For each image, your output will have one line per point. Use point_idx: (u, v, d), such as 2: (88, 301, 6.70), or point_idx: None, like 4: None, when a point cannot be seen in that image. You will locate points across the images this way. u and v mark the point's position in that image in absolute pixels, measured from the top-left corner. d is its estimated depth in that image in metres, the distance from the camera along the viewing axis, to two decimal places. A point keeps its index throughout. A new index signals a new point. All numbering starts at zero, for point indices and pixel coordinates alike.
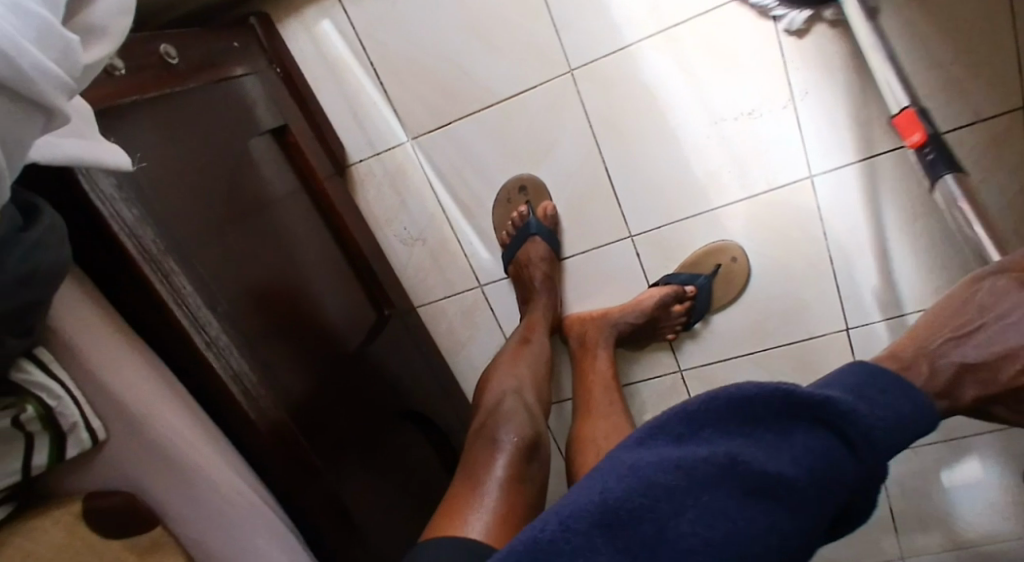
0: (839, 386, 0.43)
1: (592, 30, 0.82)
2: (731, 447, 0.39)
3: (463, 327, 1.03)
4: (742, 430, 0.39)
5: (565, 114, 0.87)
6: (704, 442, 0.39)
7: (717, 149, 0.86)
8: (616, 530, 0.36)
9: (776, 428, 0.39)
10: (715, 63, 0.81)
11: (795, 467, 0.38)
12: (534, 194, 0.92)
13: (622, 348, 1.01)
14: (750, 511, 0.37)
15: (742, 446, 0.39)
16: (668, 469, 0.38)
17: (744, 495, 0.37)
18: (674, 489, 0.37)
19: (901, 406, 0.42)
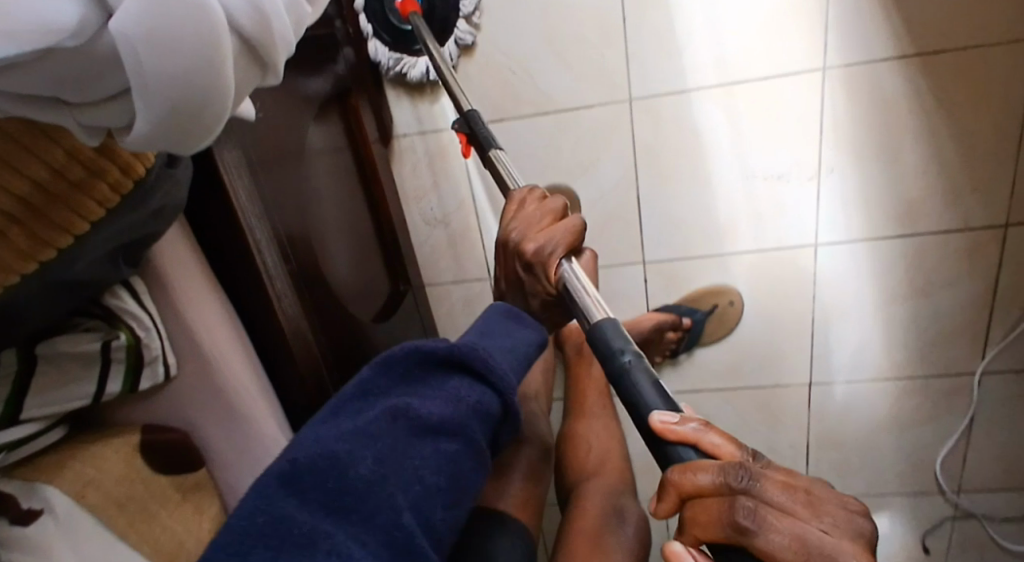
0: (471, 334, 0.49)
1: (660, 69, 0.86)
2: (388, 401, 0.42)
3: (464, 313, 1.07)
4: (408, 386, 0.44)
5: (614, 138, 0.91)
6: (327, 420, 0.41)
7: (742, 203, 0.93)
8: (347, 498, 0.36)
9: (422, 376, 0.44)
10: (762, 125, 0.87)
11: (453, 406, 0.43)
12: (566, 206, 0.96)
13: None
14: (427, 452, 0.41)
15: (411, 398, 0.42)
16: (335, 429, 0.39)
17: (410, 435, 0.41)
18: (354, 441, 0.38)
19: (515, 341, 0.50)
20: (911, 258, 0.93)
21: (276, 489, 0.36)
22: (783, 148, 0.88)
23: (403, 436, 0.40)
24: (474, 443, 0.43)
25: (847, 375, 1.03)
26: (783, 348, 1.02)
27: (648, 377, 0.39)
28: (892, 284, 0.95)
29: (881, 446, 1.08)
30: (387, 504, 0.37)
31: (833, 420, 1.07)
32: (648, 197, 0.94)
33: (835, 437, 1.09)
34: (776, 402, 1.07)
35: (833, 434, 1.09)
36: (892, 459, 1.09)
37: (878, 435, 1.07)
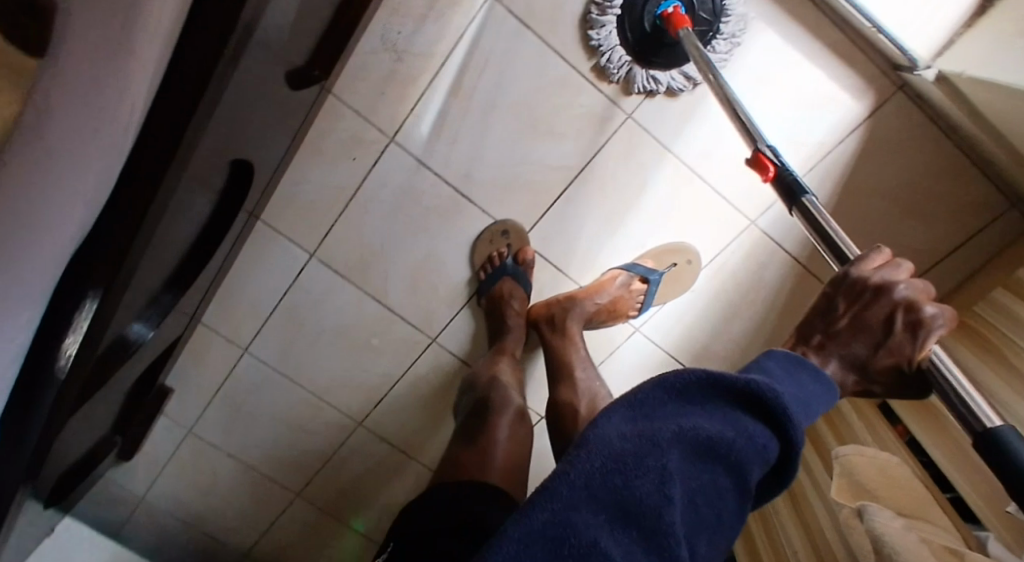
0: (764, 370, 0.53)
1: (666, 115, 0.90)
2: (675, 421, 0.46)
3: (339, 145, 0.96)
4: (696, 405, 0.48)
5: (590, 129, 0.92)
6: (622, 418, 0.47)
7: (621, 257, 1.00)
8: (626, 505, 0.41)
9: (708, 403, 0.48)
10: (684, 219, 0.96)
11: (726, 425, 0.46)
12: (514, 238, 1.00)
13: (422, 289, 1.07)
14: (703, 472, 0.45)
15: (700, 419, 0.47)
16: (625, 438, 0.45)
17: (692, 458, 0.45)
18: (624, 456, 0.43)
19: (804, 385, 0.54)
20: None
21: (580, 497, 0.41)
22: (682, 248, 0.97)
23: (680, 456, 0.44)
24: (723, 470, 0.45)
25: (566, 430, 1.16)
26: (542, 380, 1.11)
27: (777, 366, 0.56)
28: None
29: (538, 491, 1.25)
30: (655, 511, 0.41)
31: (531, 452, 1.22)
32: (574, 194, 0.96)
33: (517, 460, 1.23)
34: None
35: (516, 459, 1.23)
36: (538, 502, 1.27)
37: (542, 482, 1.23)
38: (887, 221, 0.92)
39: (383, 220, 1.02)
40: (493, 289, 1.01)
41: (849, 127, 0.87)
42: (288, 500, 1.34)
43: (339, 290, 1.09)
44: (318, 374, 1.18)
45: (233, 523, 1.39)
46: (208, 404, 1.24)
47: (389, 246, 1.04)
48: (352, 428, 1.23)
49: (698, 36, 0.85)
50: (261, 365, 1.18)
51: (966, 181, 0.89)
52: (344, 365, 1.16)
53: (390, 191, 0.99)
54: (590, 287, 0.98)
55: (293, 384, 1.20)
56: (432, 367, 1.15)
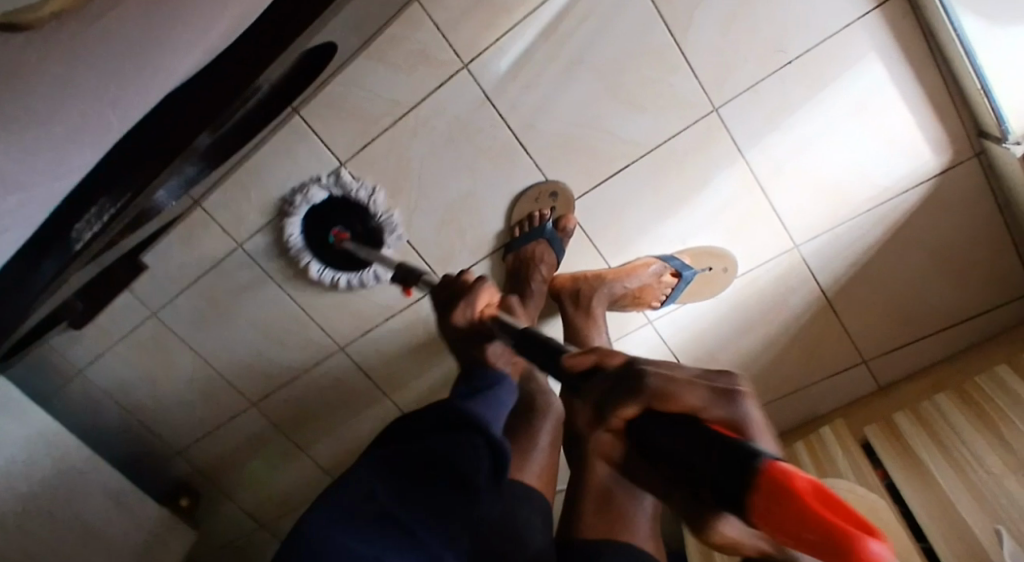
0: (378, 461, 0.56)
1: (750, 118, 0.88)
2: (394, 447, 0.57)
3: (407, 56, 0.89)
4: (408, 450, 0.57)
5: (671, 113, 0.89)
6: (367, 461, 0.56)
7: (659, 247, 0.99)
8: (383, 520, 0.50)
9: (383, 471, 0.54)
10: (731, 225, 0.95)
11: (456, 445, 0.55)
12: (561, 203, 0.97)
13: (446, 228, 1.03)
14: (418, 481, 0.54)
15: (411, 447, 0.56)
16: (370, 466, 0.55)
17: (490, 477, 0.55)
18: (370, 487, 0.53)
19: (459, 471, 0.53)
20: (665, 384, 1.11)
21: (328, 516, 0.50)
22: (720, 253, 0.97)
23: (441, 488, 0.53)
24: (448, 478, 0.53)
25: None
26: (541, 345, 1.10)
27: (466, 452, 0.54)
28: None
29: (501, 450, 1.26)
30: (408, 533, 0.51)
31: None
32: (629, 173, 0.94)
33: None
34: None
35: None
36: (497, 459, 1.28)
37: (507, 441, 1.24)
38: (912, 276, 0.96)
39: (429, 149, 0.96)
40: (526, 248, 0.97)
41: (915, 180, 0.88)
42: (241, 408, 1.28)
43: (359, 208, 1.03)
44: (311, 289, 1.12)
45: (174, 419, 1.32)
46: (183, 292, 1.16)
47: (426, 176, 0.99)
48: (332, 352, 1.18)
49: (809, 49, 0.82)
50: (251, 266, 1.11)
51: (1001, 259, 0.93)
52: (342, 286, 1.11)
53: (446, 121, 0.93)
54: (619, 269, 0.95)
55: (282, 294, 1.13)
56: (433, 310, 1.11)
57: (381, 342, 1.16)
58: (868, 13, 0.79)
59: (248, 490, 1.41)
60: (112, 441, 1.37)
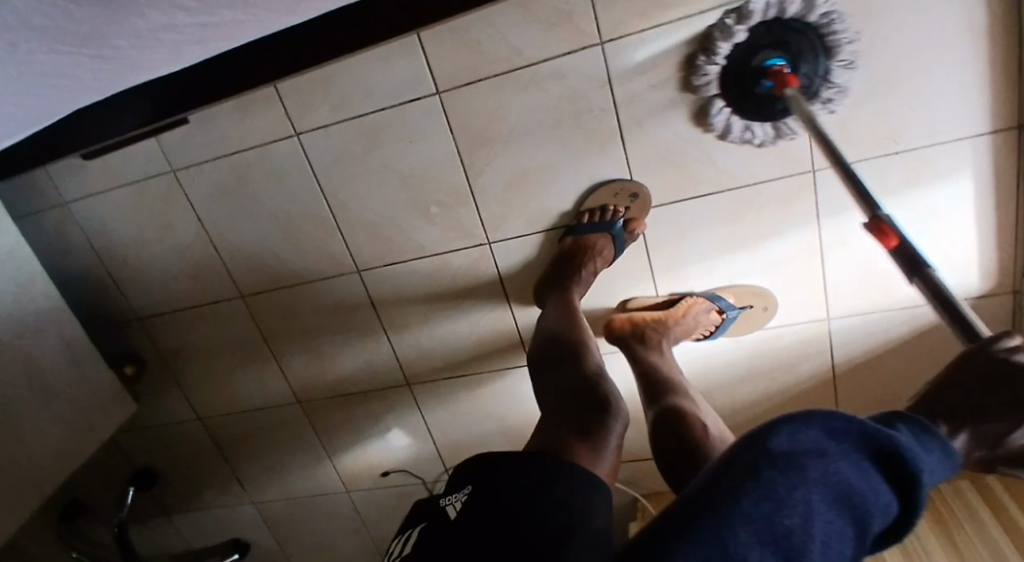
0: (852, 469, 0.44)
1: (840, 191, 0.91)
2: (823, 489, 0.44)
3: (547, 15, 0.87)
4: (852, 446, 0.45)
5: (773, 160, 0.91)
6: (812, 489, 0.44)
7: (706, 277, 1.01)
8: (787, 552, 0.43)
9: (829, 466, 0.44)
10: (780, 279, 0.99)
11: (843, 488, 0.44)
12: (636, 206, 0.98)
13: (513, 191, 1.01)
14: (828, 511, 0.44)
15: (855, 476, 0.44)
16: (823, 483, 0.44)
17: (832, 498, 0.44)
18: (781, 499, 0.44)
19: (876, 499, 0.44)
20: None
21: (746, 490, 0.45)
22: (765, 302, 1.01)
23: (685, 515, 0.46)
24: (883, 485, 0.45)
25: None
26: None
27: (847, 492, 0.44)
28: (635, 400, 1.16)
29: (473, 413, 1.28)
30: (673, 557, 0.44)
31: (494, 385, 1.23)
32: (709, 200, 0.96)
33: (477, 380, 1.23)
34: (500, 338, 1.17)
35: (476, 378, 1.23)
36: (466, 420, 1.29)
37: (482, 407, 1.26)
38: (914, 377, 1.03)
39: (530, 109, 0.94)
40: (587, 238, 0.97)
41: (953, 297, 0.95)
42: (227, 296, 1.22)
43: (436, 142, 1.00)
44: (352, 204, 1.08)
45: (150, 284, 1.24)
46: (214, 161, 1.09)
47: (516, 135, 0.97)
48: (347, 272, 1.15)
49: (917, 148, 0.86)
50: (299, 159, 1.06)
51: None
52: (384, 212, 1.07)
53: (558, 89, 0.92)
54: (675, 312, 0.98)
55: (319, 198, 1.08)
56: (467, 264, 1.09)
57: (401, 277, 1.14)
58: (981, 135, 0.84)
59: (200, 379, 1.35)
60: (75, 284, 1.28)
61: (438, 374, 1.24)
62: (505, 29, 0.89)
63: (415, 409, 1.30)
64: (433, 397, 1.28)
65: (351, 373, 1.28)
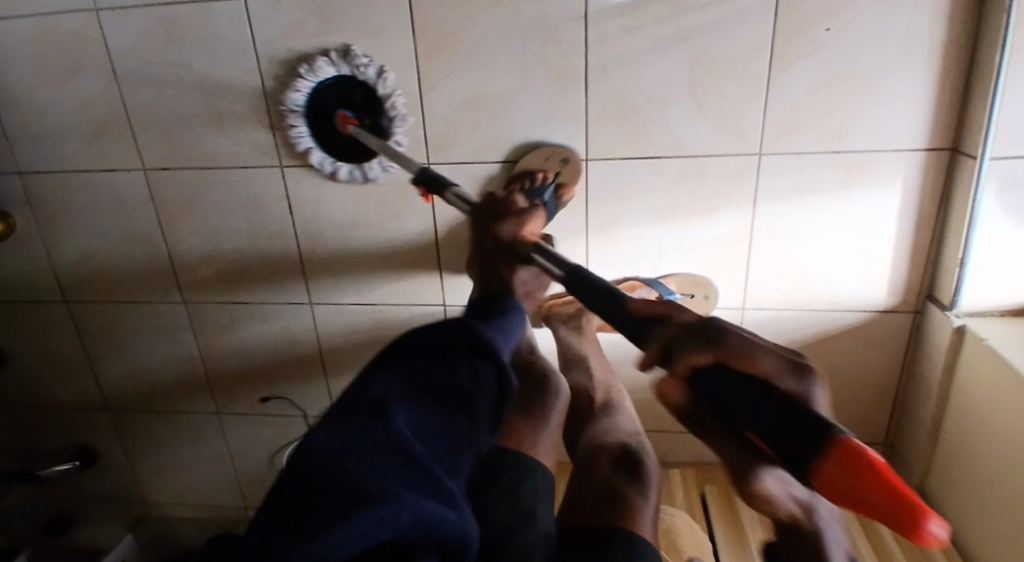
0: (414, 375, 0.49)
1: (781, 180, 0.93)
2: (414, 397, 0.47)
3: None
4: (447, 351, 0.53)
5: (726, 135, 0.91)
6: (404, 415, 0.45)
7: (638, 243, 1.00)
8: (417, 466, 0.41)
9: (431, 367, 0.50)
10: (708, 259, 0.99)
11: (451, 386, 0.50)
12: (567, 172, 0.96)
13: (466, 112, 0.96)
14: (428, 411, 0.47)
15: (431, 368, 0.50)
16: (417, 398, 0.48)
17: (413, 401, 0.47)
18: (410, 405, 0.46)
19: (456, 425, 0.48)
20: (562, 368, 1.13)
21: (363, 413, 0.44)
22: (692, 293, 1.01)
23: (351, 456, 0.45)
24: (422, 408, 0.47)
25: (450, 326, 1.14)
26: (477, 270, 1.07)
27: (446, 384, 0.50)
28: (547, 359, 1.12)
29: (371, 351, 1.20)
30: (368, 484, 0.37)
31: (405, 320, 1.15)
32: (658, 163, 0.95)
33: (383, 316, 1.16)
34: (417, 273, 1.10)
35: (382, 313, 1.16)
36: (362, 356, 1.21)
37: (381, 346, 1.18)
38: None
39: (501, 27, 0.90)
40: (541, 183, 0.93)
41: (864, 307, 0.98)
42: (126, 166, 1.09)
43: (395, 40, 0.94)
44: (290, 89, 1.00)
45: (38, 134, 1.10)
46: (144, 6, 0.98)
47: (480, 52, 0.93)
48: (268, 164, 1.05)
49: (861, 151, 0.89)
50: (241, 26, 0.96)
51: (878, 410, 1.05)
52: (324, 104, 1.00)
53: (534, 11, 0.89)
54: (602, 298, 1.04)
55: (253, 73, 0.99)
56: (399, 181, 1.03)
57: (326, 183, 1.06)
58: (918, 151, 0.88)
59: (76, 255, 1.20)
60: None
61: (346, 296, 1.15)
62: None
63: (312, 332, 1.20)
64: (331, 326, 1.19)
65: (247, 280, 1.17)
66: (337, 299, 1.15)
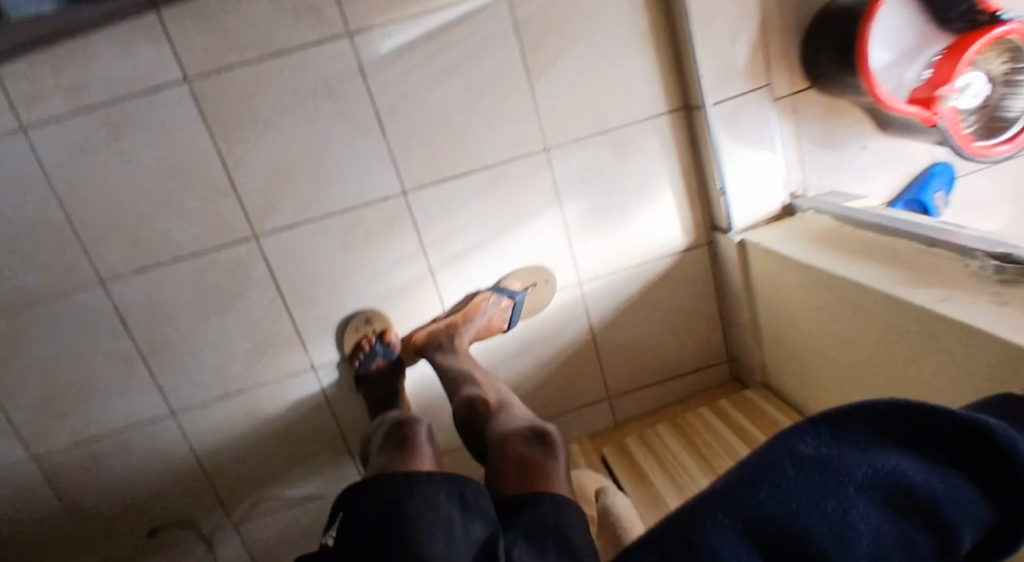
0: (860, 475, 0.37)
1: (572, 166, 1.08)
2: (870, 462, 0.38)
3: (297, 6, 0.95)
4: (883, 455, 0.38)
5: (516, 141, 1.05)
6: (813, 443, 0.40)
7: (474, 254, 1.10)
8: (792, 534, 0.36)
9: (871, 449, 0.39)
10: (538, 250, 1.11)
11: (884, 517, 0.36)
12: (375, 325, 1.09)
13: (279, 180, 1.02)
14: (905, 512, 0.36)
15: (919, 473, 0.37)
16: (803, 463, 0.39)
17: (891, 518, 0.36)
18: (811, 473, 0.38)
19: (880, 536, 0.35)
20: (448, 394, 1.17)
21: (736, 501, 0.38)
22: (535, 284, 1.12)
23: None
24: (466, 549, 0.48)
25: (327, 391, 1.13)
26: (337, 325, 1.09)
27: (876, 498, 0.36)
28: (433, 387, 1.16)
29: (253, 447, 1.14)
30: (803, 529, 0.36)
31: (282, 398, 1.12)
32: (468, 179, 1.06)
33: (256, 405, 1.12)
34: (278, 350, 1.09)
35: (254, 403, 1.12)
36: (246, 458, 1.14)
37: (263, 438, 1.14)
38: (655, 330, 1.20)
39: (288, 96, 0.98)
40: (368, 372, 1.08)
41: (670, 251, 1.15)
42: None
43: (190, 131, 0.97)
44: (94, 203, 0.99)
45: None
46: None
47: (277, 123, 0.99)
48: (88, 286, 1.02)
49: (622, 126, 1.07)
50: (24, 156, 0.95)
51: (714, 332, 1.22)
52: (135, 209, 1.00)
53: (315, 76, 0.98)
54: (461, 313, 1.08)
55: (49, 200, 0.98)
56: (234, 264, 1.04)
57: (157, 288, 1.03)
58: (664, 115, 1.08)
59: None
60: None
61: (212, 394, 1.10)
62: (256, 18, 0.94)
63: (186, 446, 1.12)
64: (203, 435, 1.12)
65: (93, 417, 1.08)
66: (201, 404, 1.10)
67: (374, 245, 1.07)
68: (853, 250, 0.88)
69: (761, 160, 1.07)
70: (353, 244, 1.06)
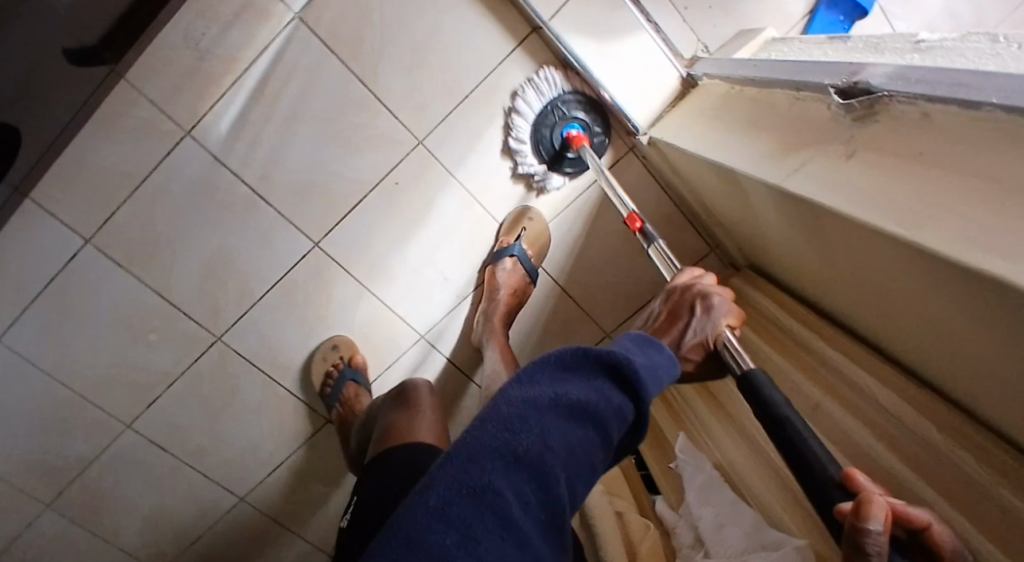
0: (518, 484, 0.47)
1: (454, 146, 1.04)
2: (534, 427, 0.49)
3: (130, 132, 0.97)
4: (519, 450, 0.48)
5: (387, 149, 1.03)
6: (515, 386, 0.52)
7: (410, 266, 1.11)
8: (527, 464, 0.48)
9: (561, 414, 0.50)
10: (464, 236, 1.10)
11: (522, 497, 0.46)
12: (342, 349, 1.13)
13: (208, 284, 1.08)
14: (567, 426, 0.50)
15: (520, 459, 0.48)
16: (524, 490, 0.47)
17: (553, 420, 0.50)
18: (507, 461, 0.47)
19: (563, 458, 0.49)
20: (453, 394, 1.22)
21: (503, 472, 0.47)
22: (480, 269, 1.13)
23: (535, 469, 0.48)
24: (592, 429, 0.51)
25: None
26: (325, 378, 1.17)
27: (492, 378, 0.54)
28: (438, 393, 1.21)
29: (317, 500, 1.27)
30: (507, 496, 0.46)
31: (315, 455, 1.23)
32: (365, 205, 1.06)
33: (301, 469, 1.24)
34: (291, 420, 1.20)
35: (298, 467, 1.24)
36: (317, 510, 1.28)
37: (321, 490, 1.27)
38: (620, 255, 1.14)
39: (172, 212, 1.02)
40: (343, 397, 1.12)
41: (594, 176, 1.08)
42: (29, 515, 1.20)
43: (116, 280, 1.06)
44: (83, 369, 1.11)
45: None
46: None
47: (177, 240, 1.04)
48: (119, 432, 1.16)
49: (479, 83, 1.01)
50: (12, 359, 1.09)
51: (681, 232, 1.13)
52: (117, 359, 1.11)
53: (182, 182, 1.01)
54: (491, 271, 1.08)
55: (52, 382, 1.11)
56: (215, 367, 1.14)
57: (169, 413, 1.16)
58: (514, 49, 1.00)
59: None
60: None
61: (261, 473, 1.24)
62: (104, 159, 0.98)
63: (266, 518, 1.28)
64: (274, 506, 1.27)
65: (185, 523, 1.26)
66: (257, 484, 1.24)
67: (318, 302, 1.11)
68: (740, 122, 0.79)
69: (629, 50, 0.96)
70: (300, 309, 1.12)
